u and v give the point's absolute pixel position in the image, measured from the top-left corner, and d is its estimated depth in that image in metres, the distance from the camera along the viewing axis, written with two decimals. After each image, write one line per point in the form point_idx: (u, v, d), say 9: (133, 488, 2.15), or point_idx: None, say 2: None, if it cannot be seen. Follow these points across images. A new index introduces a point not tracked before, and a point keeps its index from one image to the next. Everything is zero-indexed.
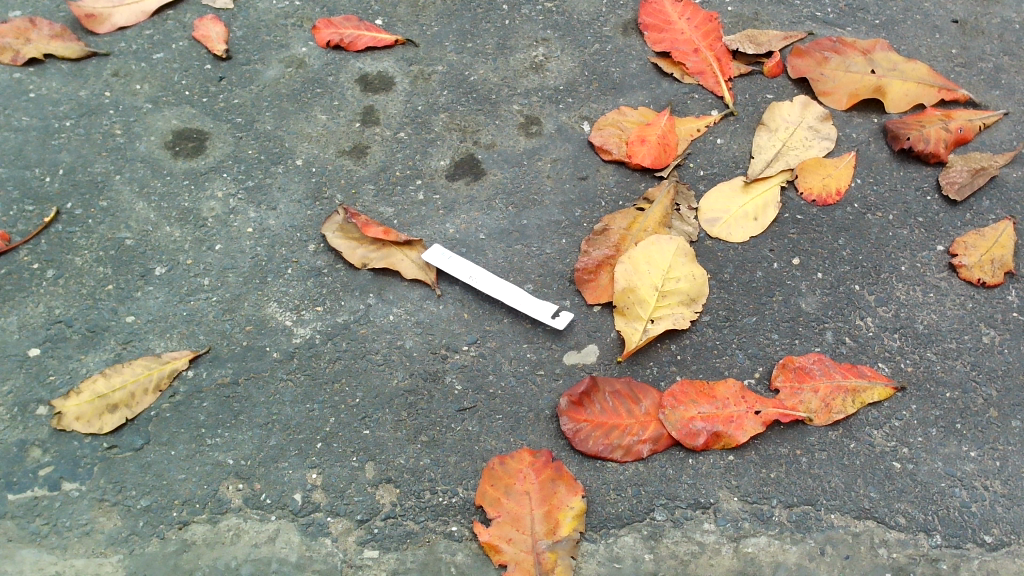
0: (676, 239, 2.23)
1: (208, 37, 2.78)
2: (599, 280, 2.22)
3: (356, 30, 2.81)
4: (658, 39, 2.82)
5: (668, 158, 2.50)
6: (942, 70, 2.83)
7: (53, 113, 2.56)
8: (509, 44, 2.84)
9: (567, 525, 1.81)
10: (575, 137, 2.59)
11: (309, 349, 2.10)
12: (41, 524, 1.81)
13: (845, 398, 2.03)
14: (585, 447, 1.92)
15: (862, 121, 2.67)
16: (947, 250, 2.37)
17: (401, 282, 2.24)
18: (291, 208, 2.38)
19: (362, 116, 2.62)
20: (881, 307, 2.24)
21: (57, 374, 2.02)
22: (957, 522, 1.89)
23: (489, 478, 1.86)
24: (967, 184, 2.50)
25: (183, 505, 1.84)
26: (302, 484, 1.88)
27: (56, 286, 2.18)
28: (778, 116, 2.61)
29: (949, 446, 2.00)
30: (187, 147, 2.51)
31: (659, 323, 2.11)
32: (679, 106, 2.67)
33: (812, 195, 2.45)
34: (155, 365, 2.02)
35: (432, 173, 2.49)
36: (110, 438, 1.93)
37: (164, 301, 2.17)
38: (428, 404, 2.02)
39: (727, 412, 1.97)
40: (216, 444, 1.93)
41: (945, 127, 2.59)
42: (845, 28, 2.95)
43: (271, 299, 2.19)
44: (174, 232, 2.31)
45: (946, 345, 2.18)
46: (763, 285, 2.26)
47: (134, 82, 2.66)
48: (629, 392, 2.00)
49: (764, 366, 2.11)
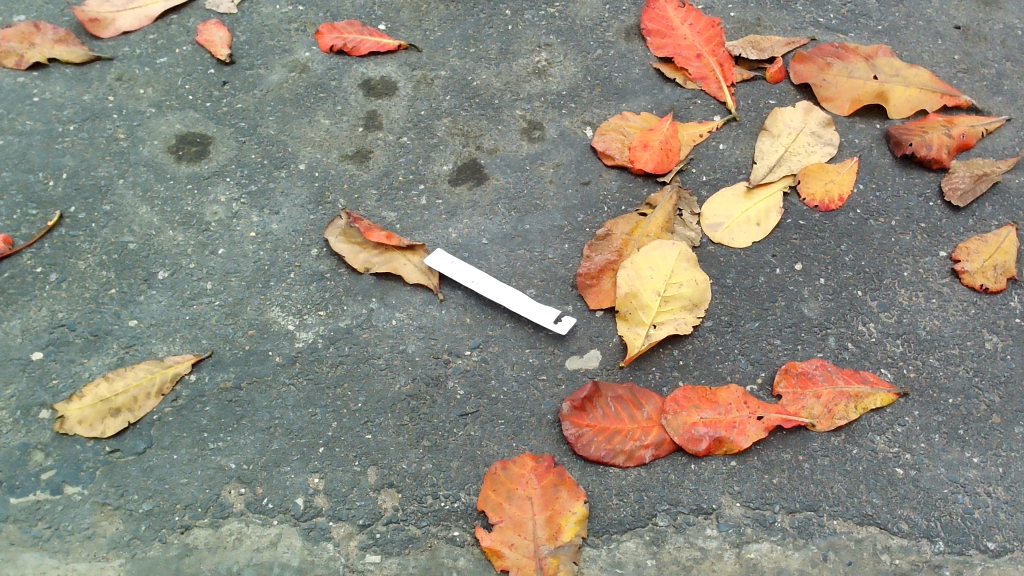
0: (679, 244, 2.24)
1: (211, 42, 2.78)
2: (602, 285, 2.22)
3: (359, 35, 2.82)
4: (661, 45, 2.83)
5: (670, 163, 2.50)
6: (945, 76, 2.83)
7: (57, 117, 2.56)
8: (512, 49, 2.85)
9: (570, 530, 1.80)
10: (577, 142, 2.59)
11: (312, 354, 2.10)
12: (43, 528, 1.81)
13: (848, 404, 2.02)
14: (588, 452, 1.92)
15: (865, 126, 2.67)
16: (950, 255, 2.37)
17: (404, 287, 2.24)
18: (294, 212, 2.38)
19: (365, 121, 2.62)
20: (883, 313, 2.24)
21: (59, 378, 2.03)
22: (960, 528, 1.89)
23: (492, 484, 1.86)
24: (970, 189, 2.50)
25: (185, 510, 1.84)
26: (304, 488, 1.88)
27: (59, 290, 2.19)
28: (780, 121, 2.62)
29: (951, 452, 2.00)
30: (190, 151, 2.51)
31: (661, 328, 2.11)
32: (682, 111, 2.68)
33: (815, 200, 2.45)
34: (158, 369, 2.02)
35: (435, 177, 2.49)
36: (112, 442, 1.93)
37: (167, 305, 2.17)
38: (430, 409, 2.02)
39: (729, 417, 1.97)
40: (219, 448, 1.93)
41: (947, 133, 2.59)
42: (848, 33, 2.95)
43: (274, 303, 2.19)
44: (177, 236, 2.32)
45: (949, 351, 2.18)
46: (765, 291, 2.26)
47: (137, 86, 2.67)
48: (632, 396, 2.00)
49: (766, 371, 2.11)
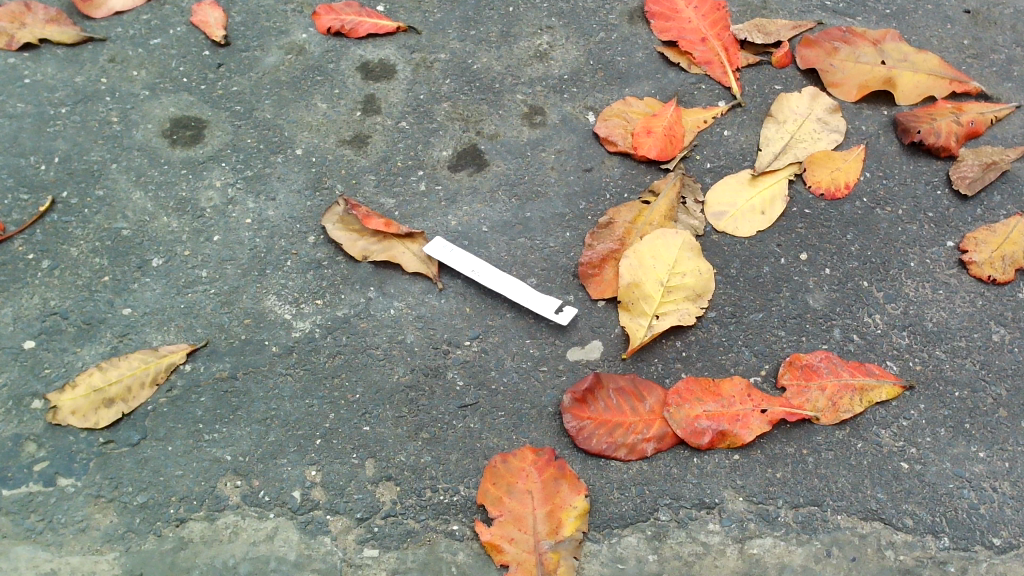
0: (682, 233, 2.20)
1: (206, 23, 2.73)
2: (603, 275, 2.18)
3: (357, 16, 2.76)
4: (665, 28, 2.77)
5: (674, 149, 2.45)
6: (954, 61, 2.78)
7: (48, 100, 2.51)
8: (514, 32, 2.79)
9: (570, 525, 1.78)
10: (579, 127, 2.55)
11: (308, 344, 2.06)
12: (36, 520, 1.78)
13: (852, 397, 1.99)
14: (589, 445, 1.90)
15: (872, 113, 2.62)
16: (957, 246, 2.33)
17: (403, 275, 2.21)
18: (290, 198, 2.34)
19: (363, 105, 2.57)
20: (889, 304, 2.21)
21: (52, 367, 1.99)
22: (965, 524, 1.86)
23: (491, 477, 1.84)
24: (978, 178, 2.45)
25: (180, 502, 1.81)
26: (301, 481, 1.85)
27: (51, 277, 2.15)
28: (786, 107, 2.57)
29: (958, 446, 1.97)
30: (184, 135, 2.46)
31: (665, 319, 2.08)
32: (686, 97, 2.63)
33: (821, 188, 2.41)
34: (153, 359, 1.99)
35: (434, 163, 2.44)
36: (107, 432, 1.90)
37: (162, 293, 2.14)
38: (429, 400, 1.98)
39: (733, 410, 1.94)
40: (214, 440, 1.90)
41: (956, 120, 2.54)
42: (855, 17, 2.89)
43: (270, 291, 2.15)
44: (171, 222, 2.27)
45: (957, 343, 2.15)
46: (770, 281, 2.23)
47: (130, 68, 2.61)
48: (634, 388, 1.97)
49: (770, 363, 2.08)
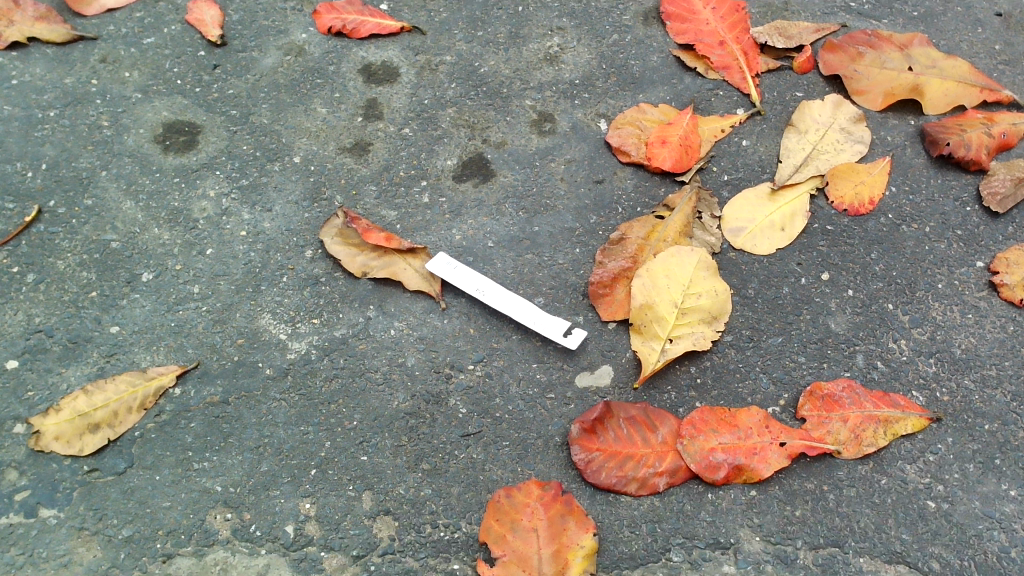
0: (698, 251, 2.09)
1: (202, 21, 2.62)
2: (615, 295, 2.07)
3: (359, 16, 2.64)
4: (681, 30, 2.64)
5: (690, 160, 2.34)
6: (984, 67, 2.65)
7: (36, 102, 2.41)
8: (523, 33, 2.67)
9: (577, 566, 1.68)
10: (590, 135, 2.43)
11: (304, 366, 1.96)
12: (16, 554, 1.70)
13: (876, 430, 1.89)
14: (598, 479, 1.80)
15: (898, 123, 2.50)
16: (987, 266, 2.22)
17: (404, 293, 2.10)
18: (287, 209, 2.24)
19: (364, 110, 2.46)
20: (916, 329, 2.10)
21: (36, 389, 1.90)
22: (995, 569, 1.76)
23: (494, 513, 1.74)
24: (1010, 194, 2.33)
25: (167, 536, 1.72)
26: (294, 515, 1.76)
27: (36, 292, 2.05)
28: (807, 116, 2.45)
29: (988, 483, 1.87)
30: (178, 141, 2.36)
31: (678, 343, 1.97)
32: (702, 104, 2.51)
33: (844, 204, 2.29)
34: (141, 382, 1.90)
35: (438, 173, 2.33)
36: (91, 460, 1.81)
37: (151, 310, 2.04)
38: (430, 428, 1.89)
39: (750, 443, 1.84)
40: (204, 469, 1.81)
41: (988, 131, 2.41)
42: (881, 20, 2.76)
43: (265, 309, 2.05)
44: (162, 234, 2.17)
45: (987, 372, 2.04)
46: (789, 302, 2.12)
47: (123, 69, 2.50)
48: (645, 418, 1.86)
49: (790, 392, 1.97)
